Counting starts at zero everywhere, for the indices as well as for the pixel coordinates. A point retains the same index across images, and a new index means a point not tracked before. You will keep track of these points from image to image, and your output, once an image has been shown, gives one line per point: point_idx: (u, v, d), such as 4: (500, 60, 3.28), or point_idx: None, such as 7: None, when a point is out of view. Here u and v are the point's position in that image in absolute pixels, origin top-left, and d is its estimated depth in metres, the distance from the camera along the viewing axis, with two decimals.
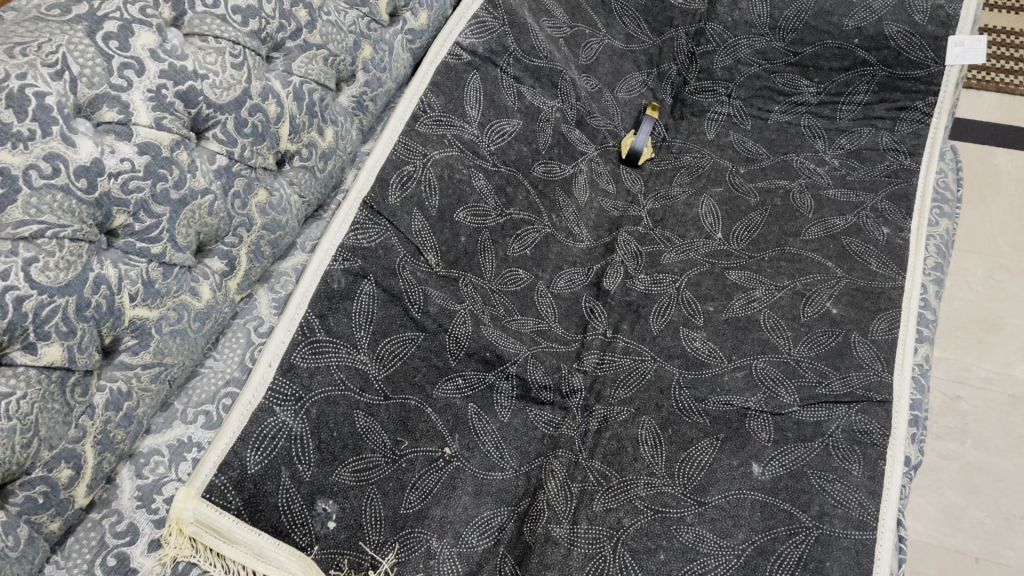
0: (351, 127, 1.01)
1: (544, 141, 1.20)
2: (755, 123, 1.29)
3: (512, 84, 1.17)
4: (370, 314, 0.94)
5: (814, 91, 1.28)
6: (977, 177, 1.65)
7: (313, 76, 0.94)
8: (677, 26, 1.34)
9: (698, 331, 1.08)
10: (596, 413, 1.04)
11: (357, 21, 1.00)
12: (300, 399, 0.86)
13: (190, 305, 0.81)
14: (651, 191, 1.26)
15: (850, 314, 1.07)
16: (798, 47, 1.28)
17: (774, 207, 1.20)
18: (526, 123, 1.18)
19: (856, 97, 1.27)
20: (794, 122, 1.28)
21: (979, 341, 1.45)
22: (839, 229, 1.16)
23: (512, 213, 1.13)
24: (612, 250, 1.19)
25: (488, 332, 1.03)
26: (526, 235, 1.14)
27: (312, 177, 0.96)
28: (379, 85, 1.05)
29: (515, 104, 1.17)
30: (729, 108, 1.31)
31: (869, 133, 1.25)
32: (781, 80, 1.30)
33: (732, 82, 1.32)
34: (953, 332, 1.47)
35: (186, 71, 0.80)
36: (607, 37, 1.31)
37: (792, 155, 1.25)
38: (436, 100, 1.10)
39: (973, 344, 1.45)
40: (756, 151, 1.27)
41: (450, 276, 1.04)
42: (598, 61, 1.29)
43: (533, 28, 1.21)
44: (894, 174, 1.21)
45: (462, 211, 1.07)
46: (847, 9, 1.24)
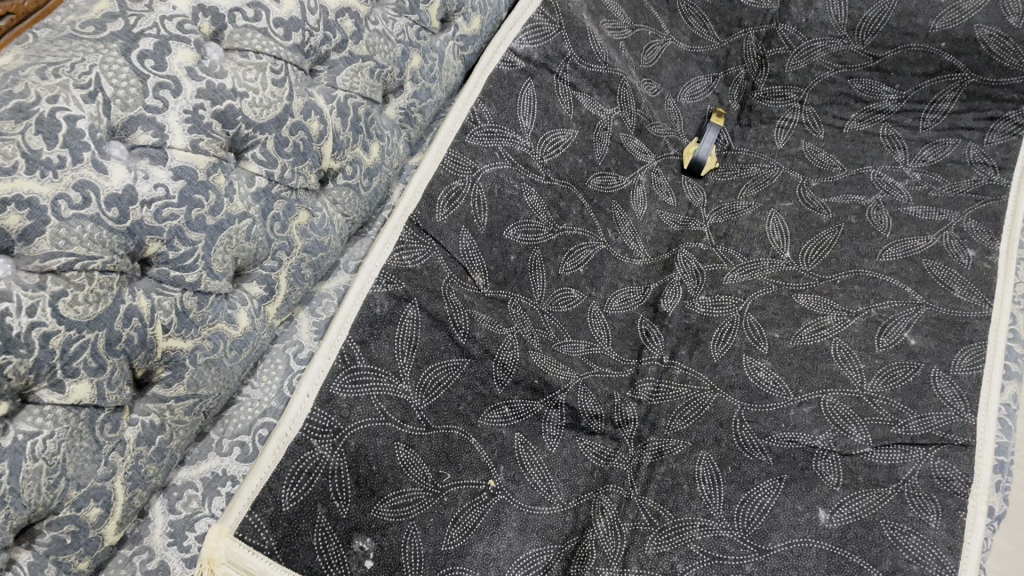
0: (398, 140, 0.97)
1: (601, 151, 1.14)
2: (829, 132, 1.20)
3: (569, 92, 1.12)
4: (413, 339, 0.90)
5: (895, 97, 1.18)
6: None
7: (358, 90, 0.90)
8: (746, 26, 1.25)
9: (763, 360, 1.02)
10: (650, 445, 0.98)
11: (406, 29, 0.95)
12: (338, 431, 0.82)
13: (226, 333, 0.78)
14: (714, 205, 1.19)
15: (930, 345, 0.99)
16: (878, 51, 1.18)
17: (848, 225, 1.11)
18: (582, 133, 1.12)
19: (942, 105, 1.16)
20: (874, 132, 1.19)
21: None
22: (919, 250, 1.07)
23: (565, 229, 1.08)
24: (670, 268, 1.13)
25: (537, 357, 0.98)
26: (579, 252, 1.09)
27: (356, 195, 0.92)
28: (428, 96, 1.00)
29: (571, 113, 1.12)
30: (802, 115, 1.22)
31: (955, 145, 1.15)
32: (858, 85, 1.20)
33: (805, 86, 1.22)
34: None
35: (225, 89, 0.76)
36: (671, 38, 1.25)
37: (868, 168, 1.17)
38: (487, 110, 1.05)
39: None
40: (830, 162, 1.19)
41: (498, 297, 0.99)
42: (661, 63, 1.24)
43: (593, 31, 1.14)
44: (981, 190, 1.12)
45: (514, 228, 1.02)
46: (934, 10, 1.14)
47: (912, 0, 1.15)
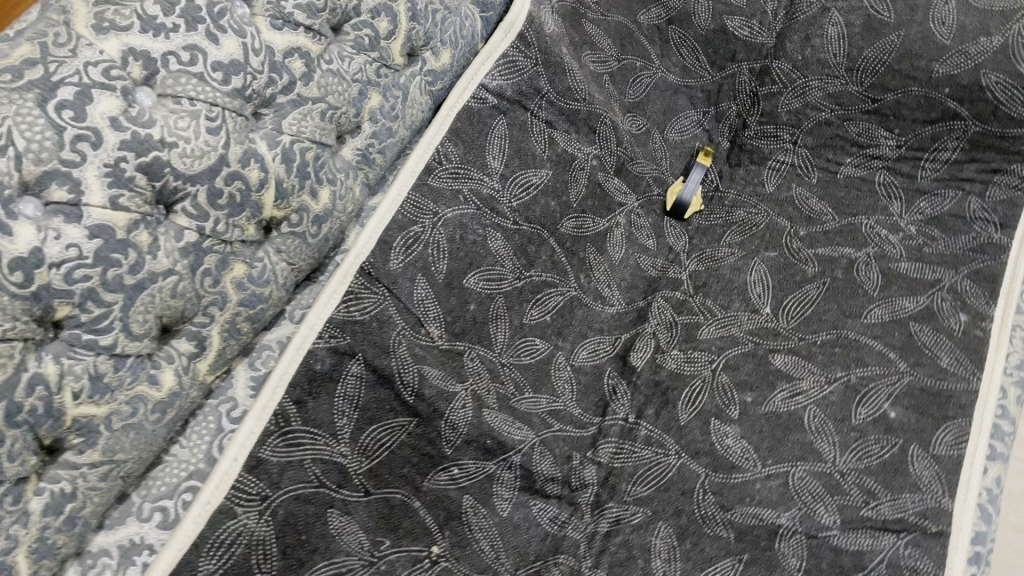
0: (353, 183, 0.92)
1: (576, 192, 1.09)
2: (822, 177, 1.14)
3: (544, 130, 1.07)
4: (355, 399, 0.85)
5: (893, 143, 1.12)
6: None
7: (306, 134, 0.85)
8: (739, 61, 1.18)
9: (732, 426, 0.96)
10: (608, 513, 0.93)
11: (365, 67, 0.91)
12: (266, 498, 0.79)
13: (148, 396, 0.75)
14: (696, 250, 1.13)
15: (910, 420, 0.93)
16: (878, 94, 1.11)
17: (834, 280, 1.05)
18: (556, 173, 1.07)
19: (942, 154, 1.09)
20: (869, 178, 1.12)
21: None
22: (907, 312, 1.01)
23: (532, 275, 1.03)
24: (644, 318, 1.08)
25: (492, 415, 0.93)
26: (547, 299, 1.04)
27: (303, 243, 0.87)
28: (389, 135, 0.95)
29: (545, 152, 1.06)
30: (794, 156, 1.16)
31: (954, 198, 1.08)
32: (854, 129, 1.13)
33: (799, 127, 1.16)
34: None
35: (151, 140, 0.71)
36: (661, 70, 1.20)
37: (861, 218, 1.10)
38: (453, 149, 1.00)
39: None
40: (821, 210, 1.12)
41: (454, 350, 0.94)
42: (648, 97, 1.19)
43: (572, 67, 1.09)
44: (980, 249, 1.05)
45: (475, 275, 0.98)
46: (938, 54, 1.07)
47: (916, 42, 1.08)
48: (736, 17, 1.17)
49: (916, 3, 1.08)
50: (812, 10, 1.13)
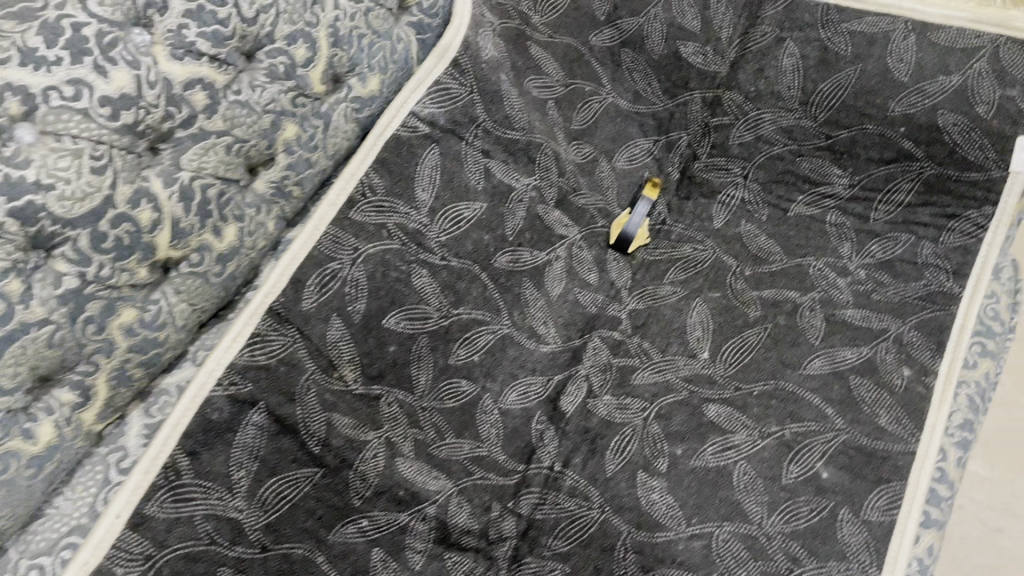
0: (266, 217, 0.88)
1: (511, 226, 1.04)
2: (772, 214, 1.09)
3: (479, 160, 1.02)
4: (255, 450, 0.82)
5: (846, 182, 1.07)
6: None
7: (208, 170, 0.81)
8: (692, 88, 1.13)
9: (659, 480, 0.92)
10: (524, 567, 0.89)
11: (279, 97, 0.86)
12: (150, 557, 0.75)
13: (23, 451, 0.70)
14: (638, 287, 1.09)
15: (843, 481, 0.89)
16: (832, 130, 1.06)
17: (775, 326, 1.01)
18: (491, 206, 1.02)
19: (897, 196, 1.04)
20: (821, 218, 1.07)
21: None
22: (848, 364, 0.96)
23: (460, 313, 0.98)
24: (579, 358, 1.04)
25: (406, 464, 0.90)
26: (476, 338, 0.99)
27: (206, 282, 0.83)
28: (307, 166, 0.91)
29: (479, 184, 1.02)
30: (744, 191, 1.11)
31: (907, 242, 1.04)
32: (807, 165, 1.08)
33: (751, 160, 1.11)
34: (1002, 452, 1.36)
35: (25, 182, 0.66)
36: (611, 95, 1.14)
37: (809, 260, 1.06)
38: (379, 181, 0.95)
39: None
40: (770, 249, 1.08)
41: (369, 395, 0.90)
42: (597, 123, 1.13)
43: (511, 94, 1.05)
44: (931, 297, 1.00)
45: (392, 316, 0.93)
46: (895, 91, 1.02)
47: (872, 78, 1.03)
48: (689, 44, 1.12)
49: (875, 36, 1.03)
50: (766, 40, 1.09)
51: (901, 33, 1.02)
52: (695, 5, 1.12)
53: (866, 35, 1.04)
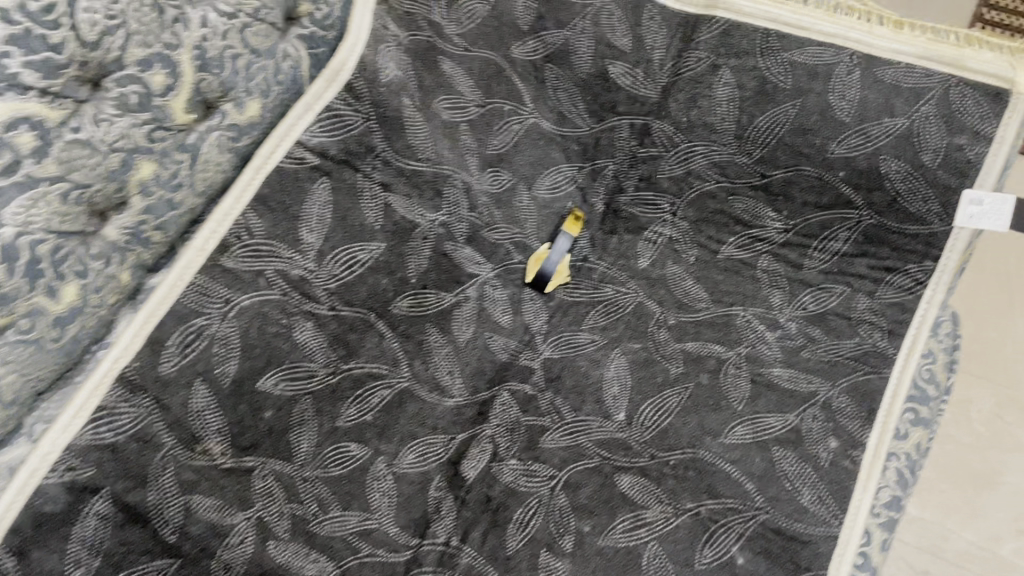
0: (116, 269, 0.76)
1: (413, 268, 0.94)
2: (701, 256, 1.01)
3: (378, 194, 0.91)
4: (97, 544, 0.72)
5: (781, 226, 0.99)
6: (984, 266, 1.41)
7: (38, 223, 0.67)
8: (620, 113, 1.02)
9: (563, 561, 0.83)
10: None
11: (130, 132, 0.74)
12: None
13: None
14: (554, 332, 1.00)
15: (758, 568, 0.82)
16: (767, 169, 0.98)
17: (697, 387, 0.93)
18: (391, 246, 0.92)
19: (833, 245, 0.97)
20: (752, 263, 1.00)
21: (964, 503, 1.26)
22: (773, 433, 0.89)
23: (350, 368, 0.88)
24: (485, 415, 0.94)
25: (278, 549, 0.79)
26: (369, 395, 0.89)
27: (41, 350, 0.70)
28: (168, 208, 0.79)
29: (379, 222, 0.91)
30: (672, 229, 1.03)
31: (842, 294, 0.97)
32: (740, 205, 1.00)
33: (680, 196, 1.02)
34: (932, 493, 1.28)
35: None
36: (534, 114, 1.02)
37: (738, 310, 0.98)
38: (259, 221, 0.84)
39: (957, 506, 1.26)
40: (697, 294, 1.00)
41: (240, 467, 0.80)
42: (516, 148, 1.01)
43: (417, 122, 0.94)
44: (864, 357, 0.94)
45: (268, 376, 0.83)
46: (836, 131, 0.93)
47: (811, 115, 0.94)
48: (619, 63, 1.00)
49: (817, 69, 0.94)
50: (700, 67, 0.98)
51: (845, 67, 0.93)
52: (626, 20, 0.99)
53: (808, 66, 0.94)
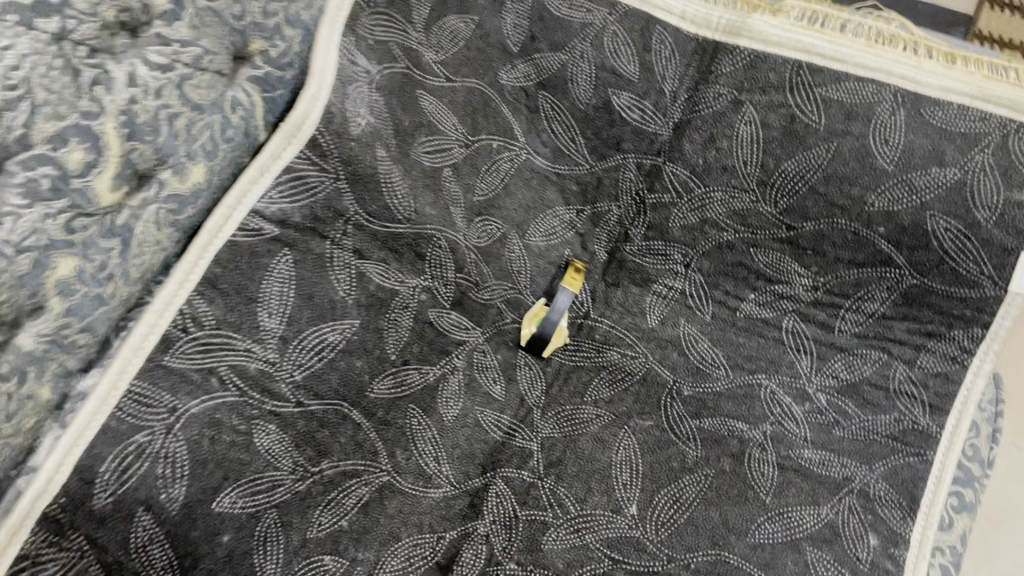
0: (33, 390, 0.61)
1: (392, 344, 0.81)
2: (718, 314, 0.90)
3: (350, 263, 0.78)
4: None
5: (809, 283, 0.88)
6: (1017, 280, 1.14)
7: None
8: (625, 151, 0.89)
9: None
10: None
11: (42, 225, 0.59)
12: None
13: None
14: (554, 404, 0.88)
15: None
16: (795, 220, 0.86)
17: (719, 474, 0.83)
18: (366, 322, 0.79)
19: (868, 305, 0.86)
20: (776, 323, 0.89)
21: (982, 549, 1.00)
22: (805, 529, 0.80)
23: (321, 470, 0.75)
24: (477, 510, 0.81)
25: None
26: (342, 499, 0.76)
27: None
28: (96, 306, 0.65)
29: (352, 296, 0.78)
30: (685, 282, 0.92)
31: (877, 361, 0.86)
32: (762, 258, 0.88)
33: (694, 246, 0.91)
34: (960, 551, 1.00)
35: None
36: (526, 150, 0.89)
37: (761, 379, 0.88)
38: (208, 309, 0.71)
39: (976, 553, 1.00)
40: (714, 359, 0.89)
41: None
42: (506, 190, 0.88)
43: (394, 175, 0.80)
44: (903, 435, 0.84)
45: (223, 497, 0.70)
46: (878, 181, 0.82)
47: (848, 162, 0.82)
48: (625, 94, 0.87)
49: (855, 109, 0.81)
50: (719, 104, 0.85)
51: (888, 107, 0.80)
52: (632, 44, 0.85)
53: (845, 105, 0.81)
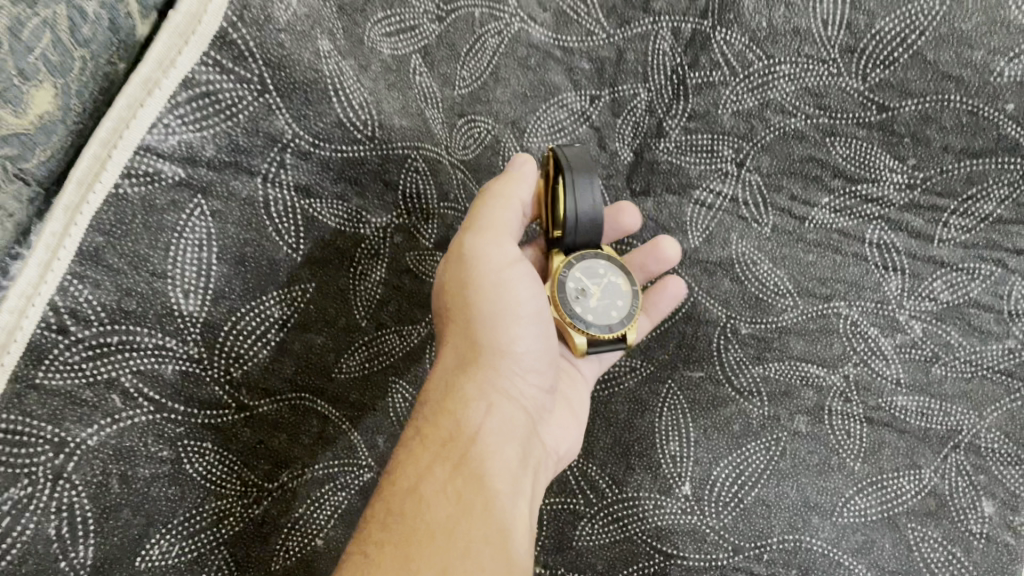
0: None
1: (360, 309, 0.60)
2: (784, 225, 0.69)
3: (292, 204, 0.56)
4: None
5: (903, 180, 0.67)
6: None
7: None
8: (655, 13, 0.66)
9: None
10: None
11: None
12: None
13: None
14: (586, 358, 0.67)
15: None
16: (892, 99, 0.65)
17: (795, 437, 0.65)
18: (324, 284, 0.58)
19: (982, 207, 0.67)
20: (857, 234, 0.68)
21: None
22: (906, 498, 0.64)
23: (261, 487, 0.57)
24: None
25: None
26: (303, 518, 0.58)
27: None
28: None
29: (299, 253, 0.56)
30: (737, 186, 0.69)
31: (986, 277, 0.67)
32: (840, 150, 0.67)
33: (750, 138, 0.68)
34: None
35: None
36: (517, 16, 0.65)
37: (840, 306, 0.68)
38: (96, 293, 0.49)
39: None
40: (779, 287, 0.68)
41: None
42: (495, 81, 0.65)
43: (345, 73, 0.56)
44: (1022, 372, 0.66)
45: (149, 550, 0.53)
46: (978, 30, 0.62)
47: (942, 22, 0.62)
48: None
49: None
50: None
51: None
52: None
53: None
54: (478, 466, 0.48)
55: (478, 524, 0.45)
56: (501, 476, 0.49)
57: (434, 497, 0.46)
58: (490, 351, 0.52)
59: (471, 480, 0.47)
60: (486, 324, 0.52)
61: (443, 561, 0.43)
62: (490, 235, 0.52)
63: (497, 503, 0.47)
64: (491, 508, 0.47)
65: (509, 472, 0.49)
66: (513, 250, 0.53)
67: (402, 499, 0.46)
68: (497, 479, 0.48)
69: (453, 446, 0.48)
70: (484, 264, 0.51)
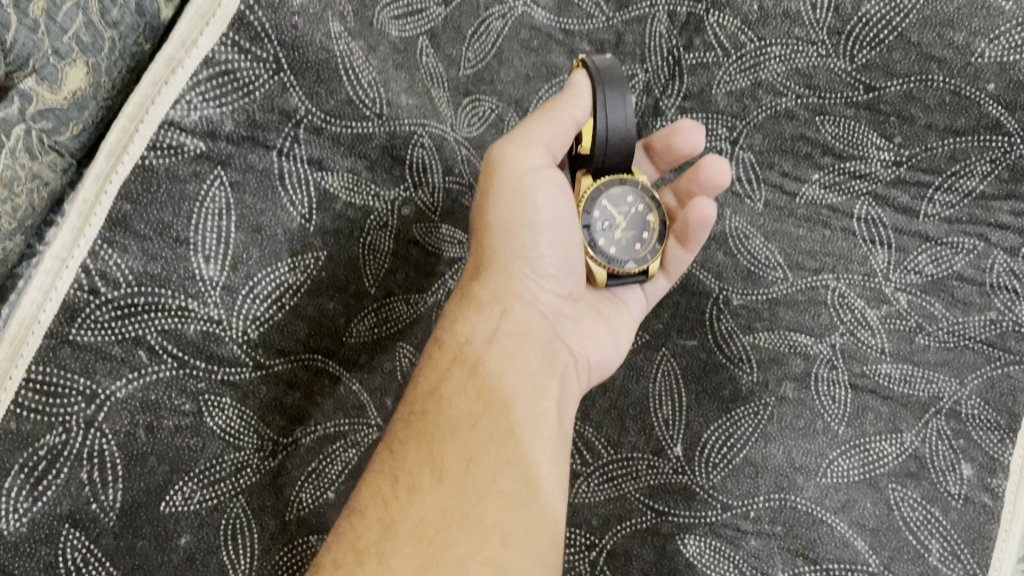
0: None
1: (370, 277, 0.63)
2: (777, 201, 0.72)
3: (306, 177, 0.60)
4: None
5: (889, 157, 0.70)
6: None
7: None
8: None
9: None
10: None
11: None
12: None
13: None
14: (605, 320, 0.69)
15: None
16: (877, 79, 0.69)
17: (782, 402, 0.69)
18: (337, 250, 0.61)
19: (966, 183, 0.70)
20: (845, 209, 0.71)
21: None
22: (887, 461, 0.67)
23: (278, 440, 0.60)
24: None
25: None
26: (320, 469, 0.61)
27: None
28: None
29: (313, 223, 0.60)
30: (731, 164, 0.72)
31: (969, 250, 0.70)
32: (829, 128, 0.71)
33: (743, 117, 0.71)
34: None
35: None
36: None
37: (828, 278, 0.71)
38: (123, 256, 0.55)
39: None
40: (770, 259, 0.71)
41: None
42: (500, 62, 0.68)
43: (355, 54, 0.61)
44: (1005, 341, 0.69)
45: (172, 496, 0.57)
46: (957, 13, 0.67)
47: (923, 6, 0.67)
48: None
49: None
50: None
51: None
52: None
53: None
54: (498, 374, 0.53)
55: (496, 423, 0.50)
56: (524, 380, 0.53)
57: (455, 398, 0.51)
58: (508, 258, 0.55)
59: (490, 382, 0.52)
60: (501, 225, 0.55)
61: (463, 462, 0.48)
62: (518, 144, 0.53)
63: (518, 403, 0.52)
64: (509, 411, 0.51)
65: (530, 373, 0.54)
66: (538, 156, 0.53)
67: (426, 400, 0.52)
68: (514, 381, 0.53)
69: (466, 355, 0.53)
70: (508, 175, 0.53)
